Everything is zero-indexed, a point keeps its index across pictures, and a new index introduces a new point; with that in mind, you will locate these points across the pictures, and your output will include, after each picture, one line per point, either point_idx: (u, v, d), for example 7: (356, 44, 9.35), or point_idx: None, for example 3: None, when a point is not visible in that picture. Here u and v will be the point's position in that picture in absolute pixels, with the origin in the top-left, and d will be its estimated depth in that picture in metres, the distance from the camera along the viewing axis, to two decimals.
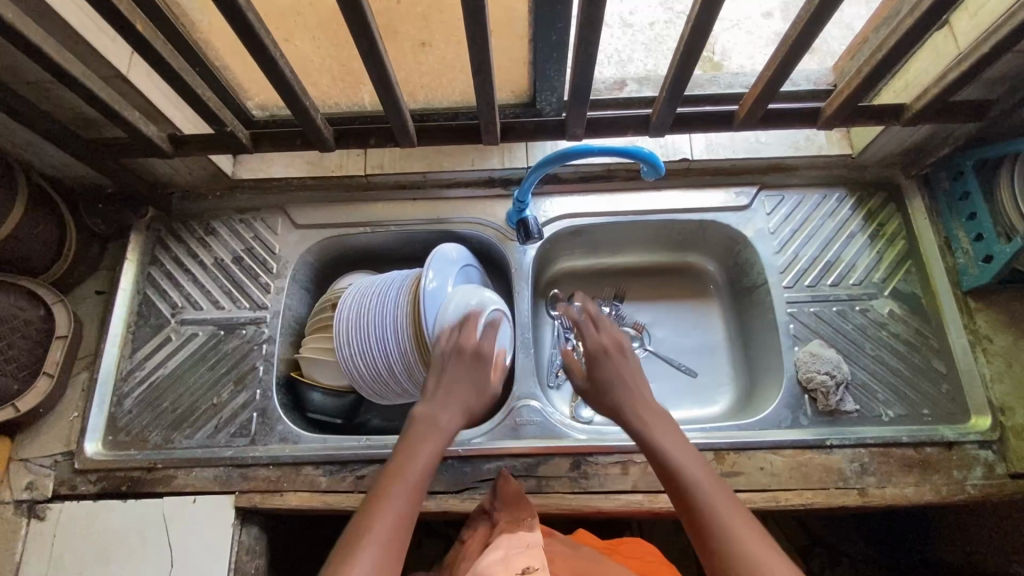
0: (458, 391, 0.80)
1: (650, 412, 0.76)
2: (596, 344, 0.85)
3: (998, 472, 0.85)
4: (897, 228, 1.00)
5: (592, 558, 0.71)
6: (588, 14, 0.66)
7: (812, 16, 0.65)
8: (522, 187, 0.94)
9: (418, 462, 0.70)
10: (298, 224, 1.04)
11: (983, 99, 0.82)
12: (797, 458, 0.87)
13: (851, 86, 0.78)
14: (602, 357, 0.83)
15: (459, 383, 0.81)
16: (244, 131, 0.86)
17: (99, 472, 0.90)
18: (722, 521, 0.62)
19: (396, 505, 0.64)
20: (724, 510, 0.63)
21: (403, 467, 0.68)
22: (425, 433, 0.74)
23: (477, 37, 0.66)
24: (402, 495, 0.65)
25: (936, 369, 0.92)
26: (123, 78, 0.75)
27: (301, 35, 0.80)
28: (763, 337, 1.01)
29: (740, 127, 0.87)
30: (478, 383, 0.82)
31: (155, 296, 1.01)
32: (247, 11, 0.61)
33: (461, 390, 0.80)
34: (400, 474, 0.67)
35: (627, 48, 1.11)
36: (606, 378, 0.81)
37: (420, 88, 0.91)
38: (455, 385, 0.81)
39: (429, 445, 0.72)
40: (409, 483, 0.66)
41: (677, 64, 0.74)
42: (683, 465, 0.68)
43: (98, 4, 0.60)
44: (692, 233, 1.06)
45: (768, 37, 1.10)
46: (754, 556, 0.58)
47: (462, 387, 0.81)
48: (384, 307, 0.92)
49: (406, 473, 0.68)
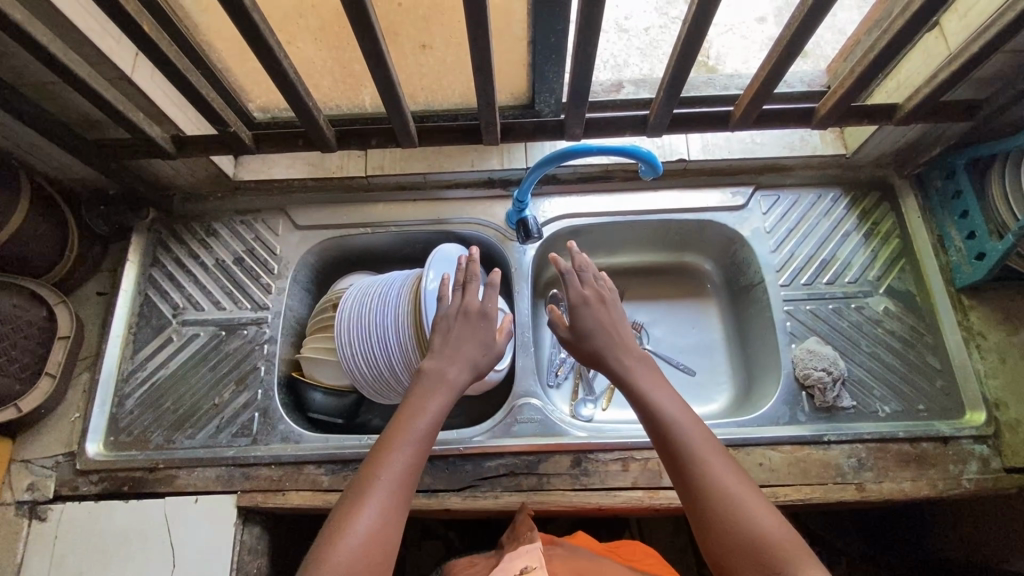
0: (464, 348, 0.76)
1: (642, 363, 0.73)
2: (578, 293, 0.80)
3: (993, 466, 0.86)
4: (891, 227, 1.01)
5: (590, 560, 0.70)
6: (587, 15, 0.67)
7: (805, 18, 0.67)
8: (521, 187, 0.95)
9: (415, 419, 0.67)
10: (298, 225, 1.04)
11: (974, 99, 0.84)
12: (795, 453, 0.88)
13: (844, 86, 0.79)
14: (591, 306, 0.79)
15: (465, 341, 0.76)
16: (247, 132, 0.87)
17: (101, 473, 0.90)
18: (723, 481, 0.60)
19: (394, 462, 0.62)
20: (726, 470, 0.61)
21: (400, 425, 0.66)
22: (426, 389, 0.70)
23: (479, 37, 0.67)
24: (400, 454, 0.63)
25: (931, 365, 0.93)
26: (128, 79, 0.76)
27: (304, 37, 0.81)
28: (760, 335, 1.02)
29: (736, 126, 0.89)
30: (485, 337, 0.78)
31: (156, 298, 1.01)
32: (253, 13, 0.62)
33: (466, 347, 0.76)
34: (396, 432, 0.65)
35: (623, 53, 1.13)
36: (589, 327, 0.77)
37: (420, 90, 0.93)
38: (461, 344, 0.76)
39: (430, 401, 0.69)
40: (416, 435, 0.65)
41: (673, 65, 0.76)
42: (684, 419, 0.65)
43: (107, 7, 0.61)
44: (689, 232, 1.08)
45: (762, 42, 1.12)
46: (758, 518, 0.57)
47: (468, 342, 0.76)
48: (386, 308, 0.92)
49: (403, 431, 0.65)
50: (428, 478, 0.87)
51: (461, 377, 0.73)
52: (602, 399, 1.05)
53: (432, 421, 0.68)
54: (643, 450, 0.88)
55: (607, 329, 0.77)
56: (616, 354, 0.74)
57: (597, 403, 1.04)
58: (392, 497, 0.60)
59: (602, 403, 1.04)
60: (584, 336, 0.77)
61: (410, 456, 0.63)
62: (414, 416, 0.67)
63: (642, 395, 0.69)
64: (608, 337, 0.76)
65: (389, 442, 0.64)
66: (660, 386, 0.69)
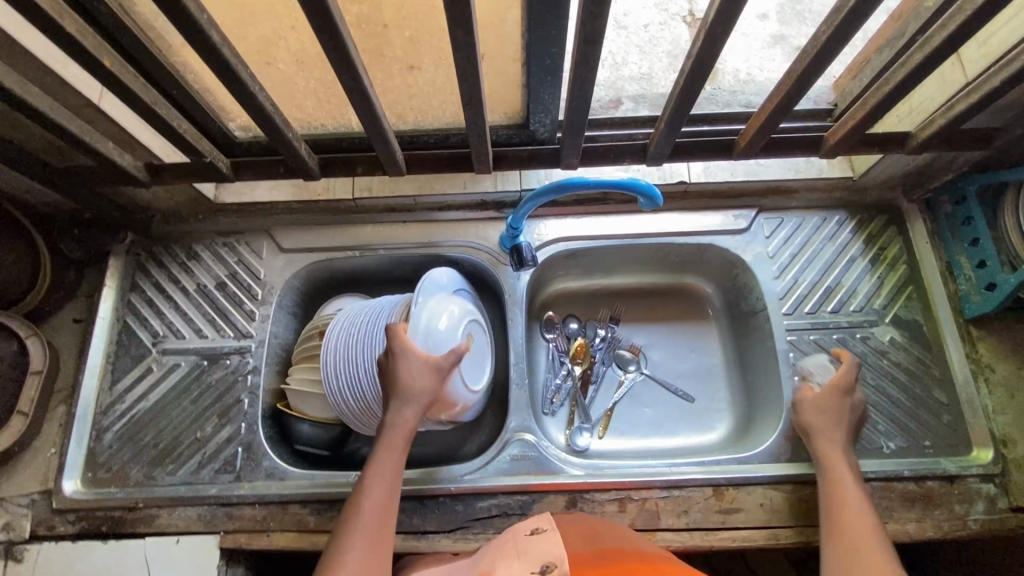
0: (420, 384, 0.78)
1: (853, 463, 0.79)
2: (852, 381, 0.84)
3: (1000, 506, 0.84)
4: (897, 252, 0.98)
5: (613, 528, 0.69)
6: (584, 46, 0.62)
7: (818, 51, 0.63)
8: (516, 214, 0.91)
9: (391, 461, 0.74)
10: (284, 249, 1.00)
11: (989, 126, 0.80)
12: (797, 493, 0.85)
13: (856, 116, 0.75)
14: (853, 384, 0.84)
15: (416, 374, 0.78)
16: (224, 158, 0.83)
17: (79, 512, 0.87)
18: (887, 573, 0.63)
19: (373, 506, 0.69)
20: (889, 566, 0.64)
21: (378, 465, 0.73)
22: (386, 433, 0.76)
23: (468, 72, 0.63)
24: (377, 494, 0.70)
25: (937, 400, 0.90)
26: (95, 107, 0.71)
27: (283, 58, 0.76)
28: (761, 363, 0.99)
29: (740, 155, 0.85)
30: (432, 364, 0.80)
31: (135, 326, 0.97)
32: (220, 47, 0.58)
33: (432, 375, 0.79)
34: (376, 471, 0.72)
35: (622, 51, 1.08)
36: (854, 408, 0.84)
37: (408, 110, 0.87)
38: (408, 384, 0.78)
39: (400, 443, 0.75)
40: (383, 479, 0.72)
41: (679, 92, 0.71)
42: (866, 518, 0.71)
43: (65, 42, 0.57)
44: (689, 256, 1.04)
45: (765, 40, 1.07)
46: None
47: (423, 374, 0.79)
48: (373, 338, 0.88)
49: (379, 475, 0.72)
50: (418, 518, 0.85)
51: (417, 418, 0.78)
52: (599, 427, 1.02)
53: (398, 455, 0.75)
54: (641, 490, 0.85)
55: (843, 416, 0.82)
56: (824, 440, 0.81)
57: (593, 431, 1.01)
58: (371, 538, 0.66)
59: (598, 432, 1.01)
60: (832, 411, 0.82)
61: (387, 496, 0.71)
62: (393, 461, 0.74)
63: (832, 491, 0.76)
64: (834, 420, 0.82)
65: (368, 485, 0.71)
66: (848, 485, 0.76)
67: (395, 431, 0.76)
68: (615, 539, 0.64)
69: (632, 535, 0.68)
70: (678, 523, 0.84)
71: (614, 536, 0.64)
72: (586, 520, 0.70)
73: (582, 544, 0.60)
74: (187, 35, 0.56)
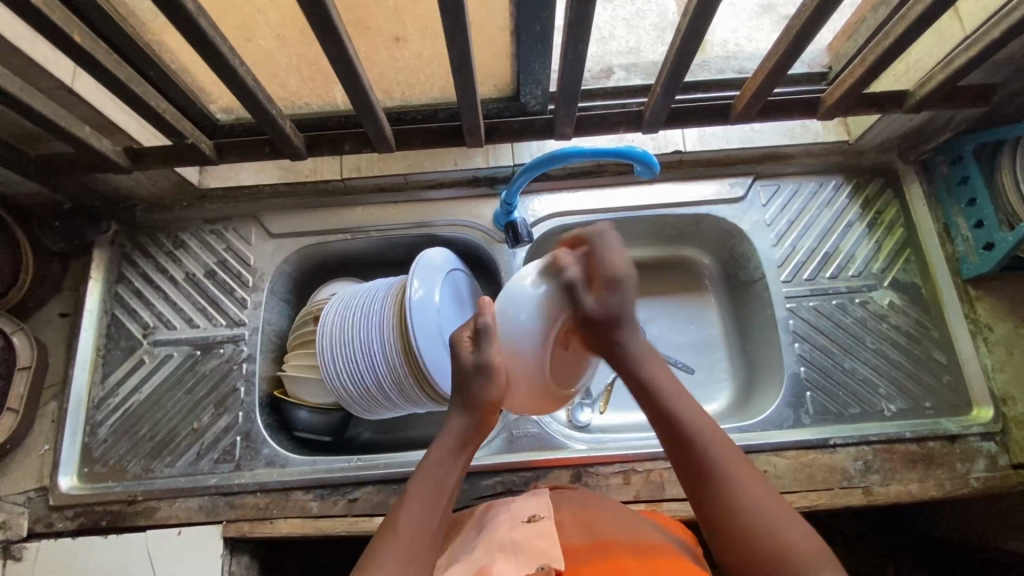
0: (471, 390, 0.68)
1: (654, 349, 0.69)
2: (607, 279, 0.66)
3: (1001, 463, 0.85)
4: (895, 215, 0.97)
5: (607, 505, 0.65)
6: (576, 7, 0.59)
7: (817, 8, 0.61)
8: (509, 189, 0.88)
9: (443, 471, 0.64)
10: (271, 234, 0.98)
11: (988, 82, 0.79)
12: (801, 459, 0.85)
13: (854, 75, 0.74)
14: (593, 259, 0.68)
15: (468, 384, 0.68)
16: (207, 141, 0.80)
17: (77, 508, 0.86)
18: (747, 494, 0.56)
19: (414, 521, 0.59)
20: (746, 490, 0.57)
21: (427, 472, 0.63)
22: (439, 443, 0.66)
23: (457, 37, 0.61)
24: (424, 502, 0.61)
25: (936, 361, 0.91)
26: (68, 90, 0.69)
27: (262, 33, 0.72)
28: (761, 332, 0.98)
29: (736, 120, 0.84)
30: (484, 367, 0.67)
31: (125, 317, 0.95)
32: (197, 17, 0.55)
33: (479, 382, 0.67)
34: (419, 483, 0.62)
35: (609, 24, 1.02)
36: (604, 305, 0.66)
37: (395, 85, 0.85)
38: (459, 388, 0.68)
39: (447, 458, 0.65)
40: (433, 490, 0.62)
41: (673, 55, 0.69)
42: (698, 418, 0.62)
43: (30, 17, 0.54)
44: (685, 226, 1.02)
45: (753, 9, 1.01)
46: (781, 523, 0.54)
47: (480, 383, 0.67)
48: (369, 320, 0.85)
49: (425, 482, 0.62)
50: None
51: (470, 425, 0.67)
52: (600, 402, 1.01)
53: (449, 468, 0.64)
54: (645, 462, 0.85)
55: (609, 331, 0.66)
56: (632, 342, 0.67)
57: (595, 406, 1.00)
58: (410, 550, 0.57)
59: (600, 406, 1.00)
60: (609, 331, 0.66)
61: (431, 517, 0.60)
62: (441, 477, 0.63)
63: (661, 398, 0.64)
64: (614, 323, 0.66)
65: (410, 499, 0.61)
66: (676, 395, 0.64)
67: (446, 440, 0.66)
68: (613, 519, 0.60)
69: (632, 512, 0.65)
70: (684, 494, 0.83)
71: (612, 515, 0.61)
72: (580, 495, 0.67)
73: (577, 532, 0.57)
74: (161, 5, 0.53)
